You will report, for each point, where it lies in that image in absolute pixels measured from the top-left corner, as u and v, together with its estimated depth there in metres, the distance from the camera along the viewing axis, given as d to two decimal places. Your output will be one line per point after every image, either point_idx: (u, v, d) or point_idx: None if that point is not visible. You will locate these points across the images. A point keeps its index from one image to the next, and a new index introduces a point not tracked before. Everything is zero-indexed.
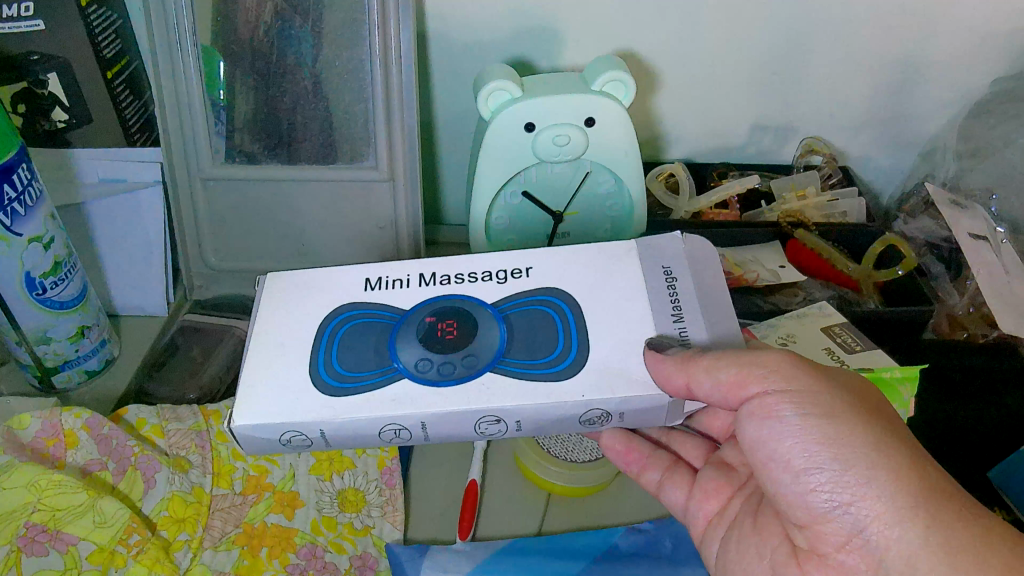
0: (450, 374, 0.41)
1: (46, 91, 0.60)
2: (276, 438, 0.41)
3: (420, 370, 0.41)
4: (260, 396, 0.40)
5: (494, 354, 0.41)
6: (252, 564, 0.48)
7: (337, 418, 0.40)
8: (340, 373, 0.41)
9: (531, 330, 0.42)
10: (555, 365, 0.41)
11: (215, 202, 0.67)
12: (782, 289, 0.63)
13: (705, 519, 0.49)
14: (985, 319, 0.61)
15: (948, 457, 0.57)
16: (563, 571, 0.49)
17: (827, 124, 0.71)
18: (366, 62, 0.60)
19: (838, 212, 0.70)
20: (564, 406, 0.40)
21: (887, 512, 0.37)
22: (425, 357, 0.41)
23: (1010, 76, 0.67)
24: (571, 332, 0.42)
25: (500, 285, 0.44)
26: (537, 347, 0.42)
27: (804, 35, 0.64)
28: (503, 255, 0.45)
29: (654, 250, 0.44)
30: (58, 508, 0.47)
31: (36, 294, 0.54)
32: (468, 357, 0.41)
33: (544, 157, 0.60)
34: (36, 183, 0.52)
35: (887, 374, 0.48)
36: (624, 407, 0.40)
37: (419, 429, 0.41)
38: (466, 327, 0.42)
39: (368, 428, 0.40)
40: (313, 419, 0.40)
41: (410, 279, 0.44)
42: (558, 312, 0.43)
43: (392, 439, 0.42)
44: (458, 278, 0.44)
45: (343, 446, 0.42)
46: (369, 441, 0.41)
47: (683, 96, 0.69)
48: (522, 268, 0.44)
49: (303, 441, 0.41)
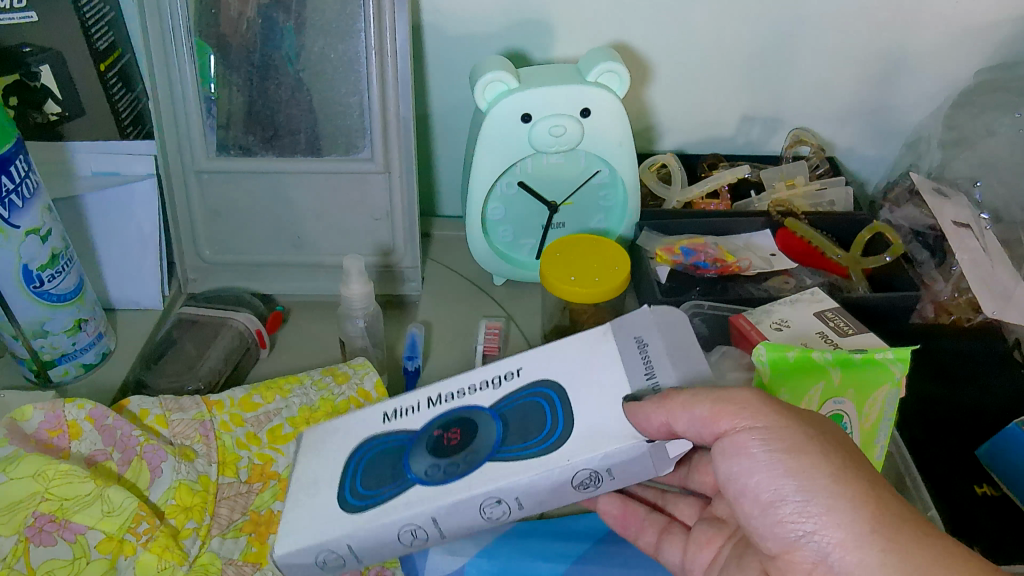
0: (454, 472, 0.41)
1: (39, 84, 0.60)
2: (312, 560, 0.42)
3: (429, 476, 0.41)
4: (292, 525, 0.42)
5: (492, 446, 0.41)
6: (259, 551, 0.48)
7: (365, 531, 0.40)
8: (360, 494, 0.42)
9: (527, 419, 0.42)
10: (546, 442, 0.40)
11: (209, 194, 0.66)
12: (774, 276, 0.65)
13: (702, 571, 0.45)
14: (970, 304, 0.63)
15: (940, 441, 0.55)
16: (569, 552, 0.50)
17: (813, 116, 0.72)
18: (361, 54, 0.61)
19: (825, 201, 0.70)
20: (552, 473, 0.39)
21: (849, 540, 0.36)
22: (433, 464, 0.42)
23: (990, 66, 0.69)
24: (557, 411, 0.41)
25: (496, 389, 0.44)
26: (531, 431, 0.41)
27: (791, 30, 0.66)
28: (498, 363, 0.45)
29: (623, 324, 0.43)
30: (66, 497, 0.47)
31: (33, 287, 0.54)
32: (469, 454, 0.41)
33: (540, 148, 0.61)
34: (33, 175, 0.53)
35: (880, 355, 0.46)
36: (608, 461, 0.39)
37: (434, 525, 0.41)
38: (470, 431, 0.42)
39: (387, 531, 0.40)
40: (340, 534, 0.41)
41: (419, 404, 0.45)
42: (547, 398, 0.42)
43: (413, 542, 0.41)
44: (460, 392, 0.44)
45: (376, 556, 0.42)
46: (393, 549, 0.42)
47: (674, 89, 0.70)
48: (513, 369, 0.44)
49: (337, 558, 0.42)
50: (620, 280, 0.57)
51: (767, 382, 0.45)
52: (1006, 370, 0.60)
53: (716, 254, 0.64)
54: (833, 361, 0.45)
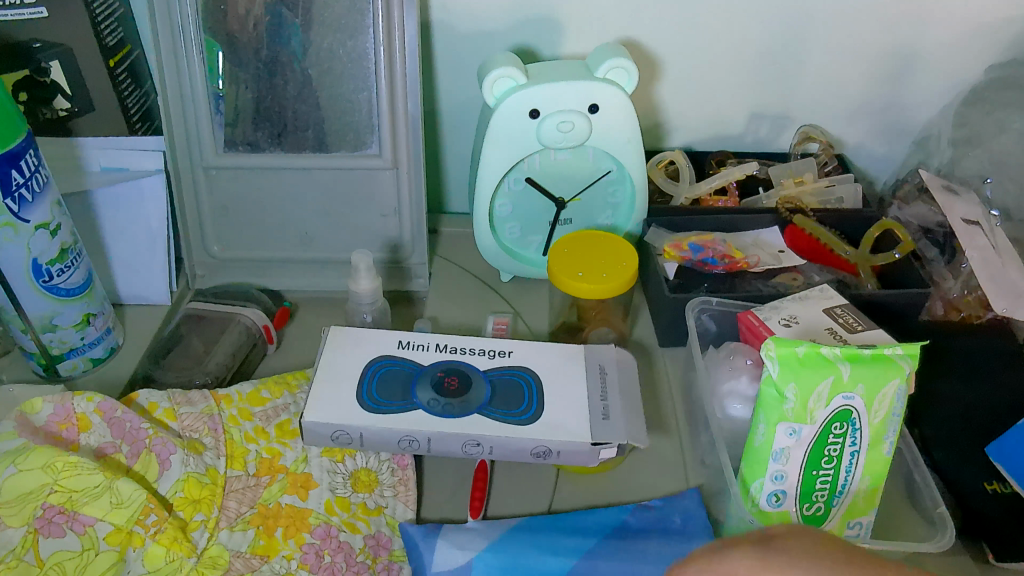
0: (449, 411, 0.51)
1: (48, 79, 0.61)
2: (328, 434, 0.50)
3: (430, 406, 0.51)
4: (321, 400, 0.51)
5: (481, 402, 0.51)
6: (267, 544, 0.48)
7: (375, 428, 0.50)
8: (376, 399, 0.51)
9: (511, 391, 0.53)
10: (521, 414, 0.51)
11: (217, 190, 0.66)
12: (781, 273, 0.64)
13: None
14: (980, 301, 0.63)
15: (948, 437, 0.55)
16: (578, 547, 0.49)
17: (822, 114, 0.72)
18: (370, 50, 0.61)
19: (834, 198, 0.70)
20: (521, 443, 0.50)
21: None
22: (435, 398, 0.51)
23: (1001, 62, 0.69)
24: (534, 391, 0.53)
25: (491, 359, 0.55)
26: (513, 400, 0.52)
27: (801, 27, 0.66)
28: (494, 340, 0.56)
29: (596, 353, 0.56)
30: (76, 489, 0.46)
31: (42, 281, 0.55)
32: (463, 402, 0.51)
33: (549, 144, 0.61)
34: (42, 170, 0.53)
35: (889, 350, 0.45)
36: (562, 446, 0.50)
37: (425, 443, 0.50)
38: (467, 383, 0.52)
39: (389, 435, 0.50)
40: (355, 424, 0.50)
41: (428, 345, 0.55)
42: (529, 378, 0.53)
43: (404, 448, 0.51)
44: (462, 350, 0.55)
45: (373, 448, 0.51)
46: (387, 446, 0.50)
47: (683, 86, 0.70)
48: (506, 350, 0.55)
49: (346, 439, 0.50)
50: (628, 276, 0.57)
51: (774, 377, 0.45)
52: (1019, 367, 0.60)
53: (724, 250, 0.64)
54: (842, 356, 0.45)
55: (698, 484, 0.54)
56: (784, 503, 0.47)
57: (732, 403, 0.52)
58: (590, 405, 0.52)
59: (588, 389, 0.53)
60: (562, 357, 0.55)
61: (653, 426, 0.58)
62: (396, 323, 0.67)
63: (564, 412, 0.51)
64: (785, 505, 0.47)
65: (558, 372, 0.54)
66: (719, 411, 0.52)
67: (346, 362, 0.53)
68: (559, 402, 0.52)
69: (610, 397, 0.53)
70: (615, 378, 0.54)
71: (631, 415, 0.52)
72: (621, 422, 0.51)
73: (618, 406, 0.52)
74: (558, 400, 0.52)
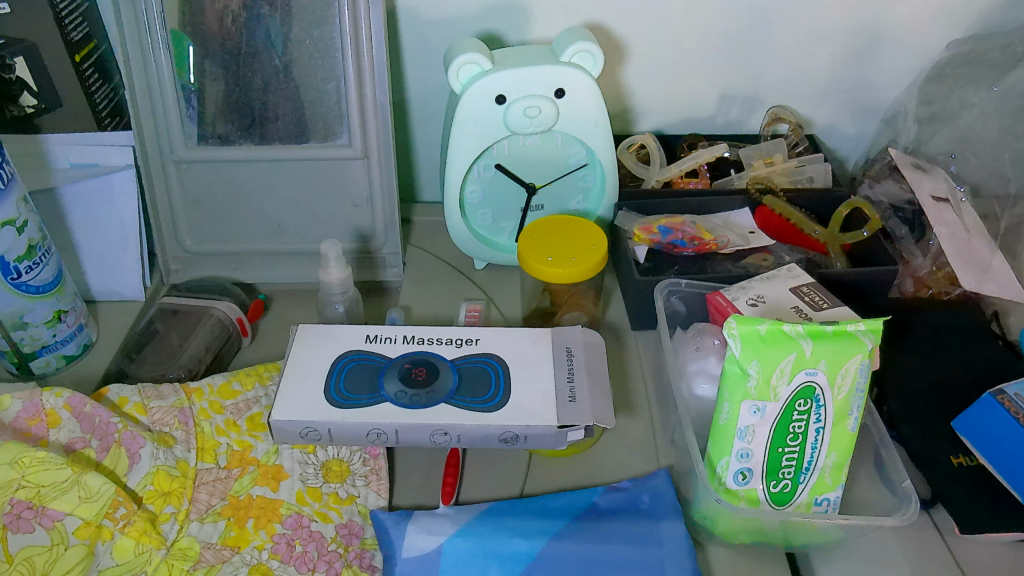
0: (416, 401, 0.51)
1: (13, 76, 0.60)
2: (297, 432, 0.50)
3: (397, 398, 0.51)
4: (288, 398, 0.51)
5: (448, 391, 0.52)
6: (238, 535, 0.48)
7: (342, 423, 0.50)
8: (343, 394, 0.51)
9: (477, 379, 0.53)
10: (488, 401, 0.51)
11: (188, 185, 0.66)
12: (751, 254, 0.65)
13: None
14: (948, 278, 0.64)
15: (915, 412, 0.56)
16: (546, 529, 0.49)
17: (791, 94, 0.72)
18: (337, 40, 0.61)
19: (805, 177, 0.70)
20: (488, 430, 0.50)
21: None
22: (402, 389, 0.52)
23: (965, 39, 0.69)
24: (500, 378, 0.53)
25: (458, 348, 0.55)
26: (479, 388, 0.52)
27: (767, 7, 0.66)
28: (461, 329, 0.56)
29: (562, 336, 0.56)
30: (43, 484, 0.47)
31: (10, 279, 0.54)
32: (430, 391, 0.52)
33: (516, 130, 0.61)
34: (6, 166, 0.53)
35: (851, 327, 0.45)
36: (528, 430, 0.50)
37: (394, 435, 0.50)
38: (433, 373, 0.53)
39: (357, 429, 0.50)
40: (323, 420, 0.50)
41: (396, 337, 0.55)
42: (494, 366, 0.54)
43: (374, 441, 0.51)
44: (429, 340, 0.55)
45: (344, 443, 0.51)
46: (358, 439, 0.51)
47: (651, 70, 0.70)
48: (472, 338, 0.56)
49: (315, 435, 0.50)
50: (597, 260, 0.57)
51: (736, 355, 0.45)
52: (985, 341, 0.60)
53: (693, 232, 0.65)
54: (804, 333, 0.45)
55: (669, 464, 0.54)
56: (750, 480, 0.47)
57: (700, 383, 0.52)
58: (557, 389, 0.52)
59: (555, 372, 0.53)
60: (530, 341, 0.56)
61: (623, 409, 0.58)
62: (369, 314, 0.68)
63: (533, 396, 0.52)
64: (752, 483, 0.47)
65: (527, 357, 0.54)
66: (686, 391, 0.53)
67: (313, 358, 0.53)
68: (528, 386, 0.52)
69: (577, 378, 0.53)
70: (583, 361, 0.54)
71: (600, 397, 0.52)
72: (587, 403, 0.51)
73: (584, 388, 0.52)
74: (527, 385, 0.52)
